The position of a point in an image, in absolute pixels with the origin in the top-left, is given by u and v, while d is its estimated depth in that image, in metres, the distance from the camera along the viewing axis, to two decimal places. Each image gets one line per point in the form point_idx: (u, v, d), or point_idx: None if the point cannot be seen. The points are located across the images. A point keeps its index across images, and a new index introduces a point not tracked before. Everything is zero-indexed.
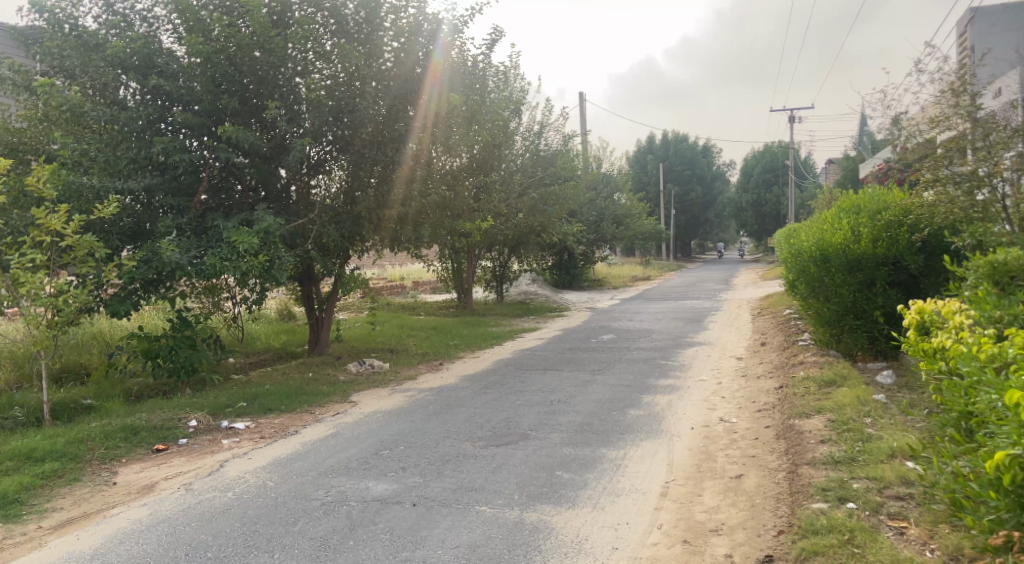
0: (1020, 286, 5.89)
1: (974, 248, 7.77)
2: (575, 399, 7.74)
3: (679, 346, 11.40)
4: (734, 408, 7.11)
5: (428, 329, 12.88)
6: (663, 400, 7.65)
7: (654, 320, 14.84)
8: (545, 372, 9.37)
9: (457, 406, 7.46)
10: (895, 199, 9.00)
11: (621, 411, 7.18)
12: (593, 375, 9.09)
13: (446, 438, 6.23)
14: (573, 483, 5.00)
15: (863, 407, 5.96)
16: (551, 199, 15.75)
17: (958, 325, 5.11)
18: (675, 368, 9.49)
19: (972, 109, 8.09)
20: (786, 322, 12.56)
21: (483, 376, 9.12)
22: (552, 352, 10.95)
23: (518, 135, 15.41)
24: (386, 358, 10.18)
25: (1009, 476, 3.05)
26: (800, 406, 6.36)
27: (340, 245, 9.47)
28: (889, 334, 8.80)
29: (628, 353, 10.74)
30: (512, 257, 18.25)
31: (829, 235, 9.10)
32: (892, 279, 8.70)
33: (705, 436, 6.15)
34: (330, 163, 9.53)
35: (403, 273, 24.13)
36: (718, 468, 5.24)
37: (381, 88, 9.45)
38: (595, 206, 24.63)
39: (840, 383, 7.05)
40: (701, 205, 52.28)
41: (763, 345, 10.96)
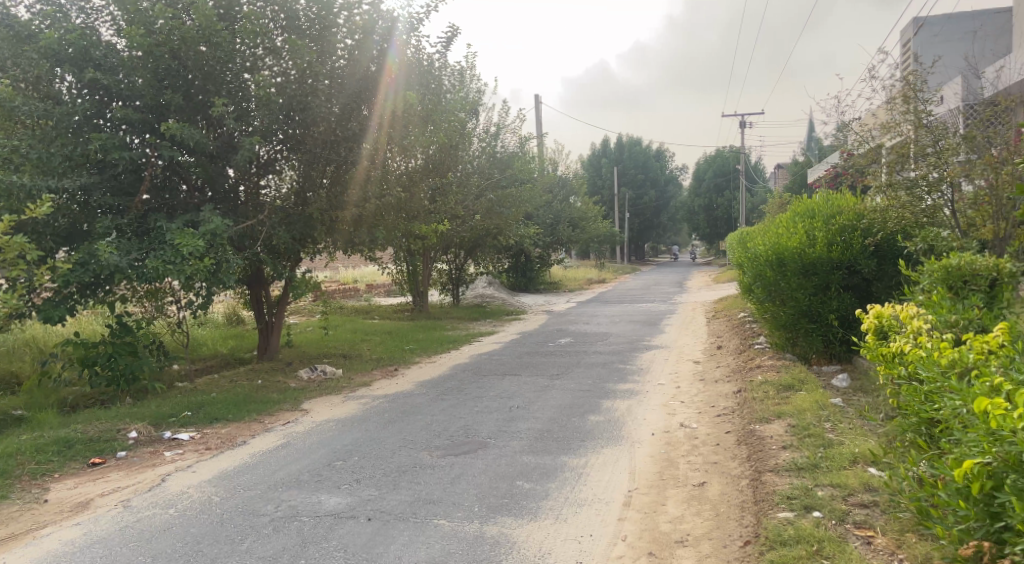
0: (973, 291, 5.95)
1: (926, 252, 7.89)
2: (534, 405, 7.61)
3: (636, 350, 11.37)
4: (694, 413, 7.06)
5: (383, 333, 12.63)
6: (623, 405, 7.57)
7: (611, 323, 14.84)
8: (502, 378, 9.22)
9: (413, 414, 7.26)
10: (849, 204, 9.10)
11: (581, 417, 7.07)
12: (551, 380, 8.98)
13: (402, 448, 6.03)
14: (534, 494, 4.85)
15: (822, 411, 5.96)
16: (507, 201, 15.63)
17: (916, 329, 5.12)
18: (633, 372, 9.44)
19: (924, 115, 8.21)
20: (740, 325, 12.65)
21: (440, 382, 8.94)
22: (509, 357, 10.81)
23: (474, 136, 15.25)
24: (339, 363, 9.91)
25: (979, 486, 3.01)
26: (759, 411, 6.34)
27: (291, 248, 9.19)
28: (844, 338, 8.88)
29: (586, 357, 10.67)
30: (469, 259, 18.07)
31: (784, 239, 9.15)
32: (847, 283, 8.78)
33: (666, 443, 6.08)
34: (279, 163, 9.25)
35: (357, 276, 23.75)
36: (680, 475, 5.16)
37: (334, 86, 9.20)
38: (551, 209, 24.59)
39: (798, 387, 7.06)
40: (655, 209, 52.80)
41: (720, 348, 10.99)
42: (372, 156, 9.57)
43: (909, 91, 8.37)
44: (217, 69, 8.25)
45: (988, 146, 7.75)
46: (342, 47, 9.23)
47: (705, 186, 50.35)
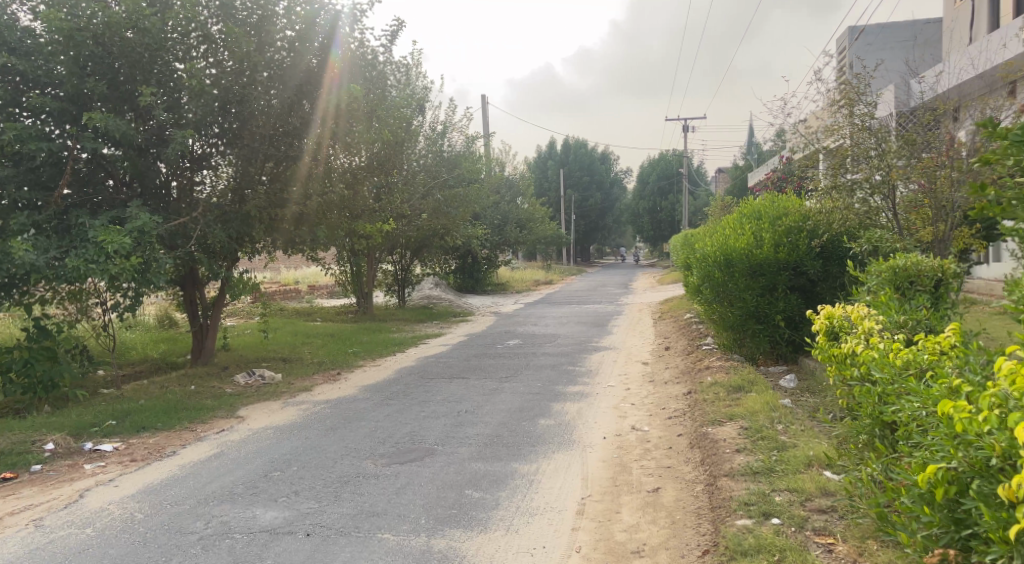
0: (919, 291, 5.94)
1: (870, 253, 7.96)
2: (483, 409, 7.40)
3: (585, 352, 11.26)
4: (645, 415, 6.95)
5: (325, 336, 12.24)
6: (573, 408, 7.42)
7: (559, 325, 14.72)
8: (450, 381, 8.98)
9: (357, 420, 6.97)
10: (795, 205, 9.16)
11: (531, 421, 6.89)
12: (500, 383, 8.79)
13: (345, 456, 5.75)
14: (483, 504, 4.64)
15: (773, 413, 5.90)
16: (455, 201, 15.37)
17: (867, 331, 5.09)
18: (582, 374, 9.32)
19: (868, 118, 8.29)
20: (688, 325, 12.67)
21: (384, 386, 8.64)
22: (456, 360, 10.57)
23: (421, 135, 14.96)
24: (278, 367, 9.52)
25: (943, 491, 2.91)
26: (711, 413, 6.25)
27: (227, 247, 8.78)
28: (790, 338, 8.91)
29: (535, 359, 10.51)
30: (414, 260, 17.75)
31: (731, 240, 9.15)
32: (793, 283, 8.82)
33: (618, 447, 5.94)
34: (213, 157, 8.84)
35: (299, 277, 23.15)
36: (634, 481, 5.02)
37: (273, 77, 8.83)
38: (499, 209, 24.41)
39: (748, 388, 7.01)
40: (600, 211, 53.16)
41: (668, 349, 10.96)
42: (314, 151, 9.25)
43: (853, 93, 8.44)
44: (146, 57, 7.83)
45: (930, 149, 7.86)
46: (282, 38, 8.85)
47: (650, 189, 50.89)
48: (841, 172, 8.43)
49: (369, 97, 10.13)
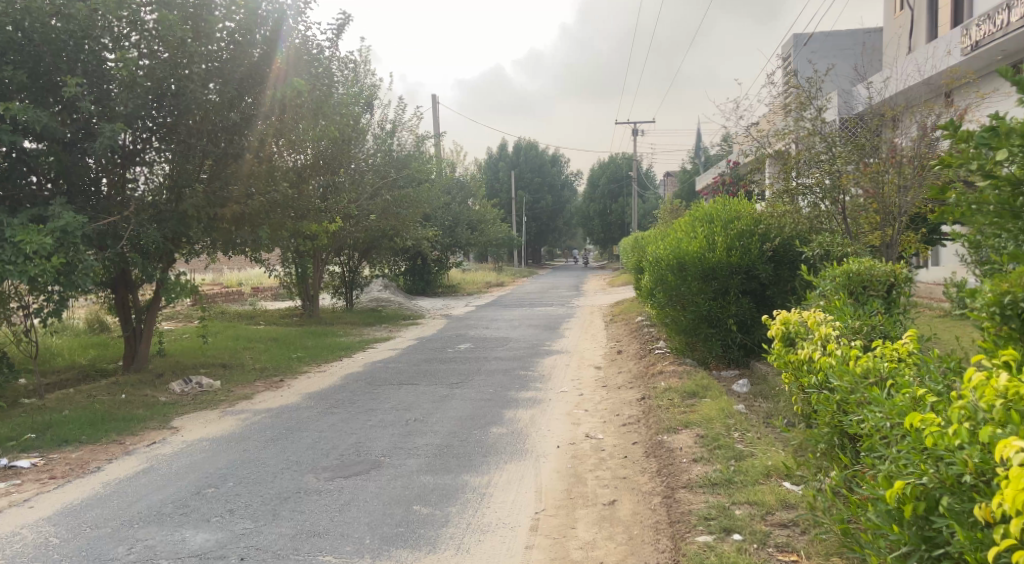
0: (873, 296, 5.90)
1: (820, 258, 7.96)
2: (432, 417, 7.14)
3: (537, 355, 11.09)
4: (599, 422, 6.79)
5: (268, 341, 11.79)
6: (525, 415, 7.22)
7: (511, 328, 14.53)
8: (398, 388, 8.69)
9: (299, 430, 6.64)
10: (747, 208, 9.09)
11: (482, 430, 6.67)
12: (451, 389, 8.54)
13: (285, 470, 5.45)
14: (432, 521, 4.40)
15: (728, 420, 5.80)
16: (404, 201, 15.06)
17: (823, 337, 5.02)
18: (534, 379, 9.13)
19: (819, 122, 8.30)
20: (639, 328, 12.60)
21: (329, 394, 8.32)
22: (405, 365, 10.28)
23: (369, 133, 14.62)
24: (217, 374, 9.09)
25: (912, 508, 2.80)
26: (666, 420, 6.12)
27: (162, 248, 8.34)
28: (742, 342, 8.88)
29: (486, 364, 10.29)
30: (363, 261, 17.37)
31: (684, 243, 9.06)
32: (745, 287, 8.78)
33: (572, 456, 5.76)
34: (147, 152, 8.43)
35: (242, 279, 22.50)
36: (589, 493, 4.85)
37: (212, 70, 8.43)
38: (449, 211, 24.11)
39: (702, 394, 6.92)
40: (551, 213, 53.22)
41: (620, 353, 10.86)
42: (257, 148, 8.95)
43: (804, 97, 8.44)
44: (71, 45, 7.38)
45: (879, 154, 7.91)
46: (222, 29, 8.43)
47: (600, 191, 51.14)
48: (793, 176, 8.42)
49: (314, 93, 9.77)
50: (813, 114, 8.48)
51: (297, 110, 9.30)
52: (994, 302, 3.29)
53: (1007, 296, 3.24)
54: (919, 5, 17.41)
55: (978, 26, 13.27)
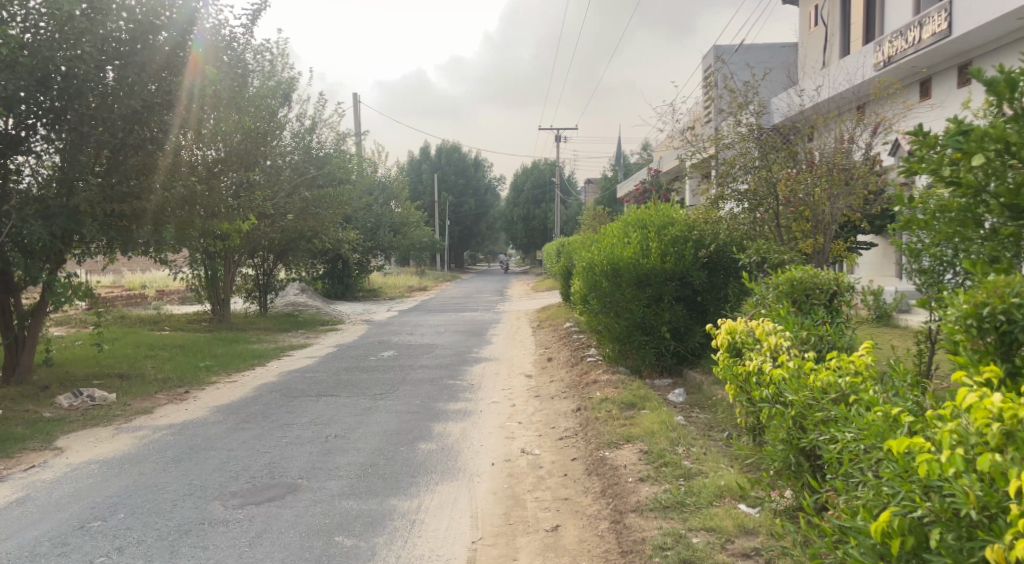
0: (816, 305, 5.71)
1: (756, 265, 7.82)
2: (354, 433, 6.63)
3: (464, 363, 10.64)
4: (534, 436, 6.42)
5: (173, 348, 10.94)
6: (455, 429, 6.79)
7: (436, 334, 14.02)
8: (317, 399, 8.10)
9: (205, 450, 6.02)
10: (679, 214, 8.95)
11: (410, 446, 6.20)
12: (374, 401, 8.03)
13: (187, 497, 4.85)
14: (356, 555, 3.92)
15: (671, 433, 5.54)
16: (324, 201, 14.36)
17: (772, 347, 4.80)
18: (462, 389, 8.71)
19: (754, 127, 8.17)
20: (569, 335, 12.33)
21: (240, 407, 7.67)
22: (324, 374, 9.66)
23: (287, 128, 13.85)
24: (113, 386, 8.29)
25: (900, 544, 2.53)
26: (606, 435, 5.81)
27: (50, 247, 7.51)
28: (675, 349, 8.69)
29: (411, 373, 9.79)
30: (279, 263, 16.53)
31: (617, 249, 8.82)
32: (679, 294, 8.60)
33: (508, 475, 5.36)
34: (34, 141, 7.62)
35: (145, 281, 21.13)
36: (529, 517, 4.48)
37: (109, 52, 7.65)
38: (371, 212, 23.38)
39: (641, 405, 6.64)
40: (474, 217, 52.82)
41: (550, 361, 10.54)
42: (159, 140, 8.25)
43: (741, 101, 8.29)
44: None
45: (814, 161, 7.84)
46: (120, 7, 7.65)
47: (523, 196, 51.05)
48: (728, 182, 8.28)
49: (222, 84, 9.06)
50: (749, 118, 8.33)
51: (206, 101, 8.61)
52: (970, 314, 3.09)
53: (987, 307, 3.03)
54: (833, 22, 17.89)
55: (891, 42, 13.72)
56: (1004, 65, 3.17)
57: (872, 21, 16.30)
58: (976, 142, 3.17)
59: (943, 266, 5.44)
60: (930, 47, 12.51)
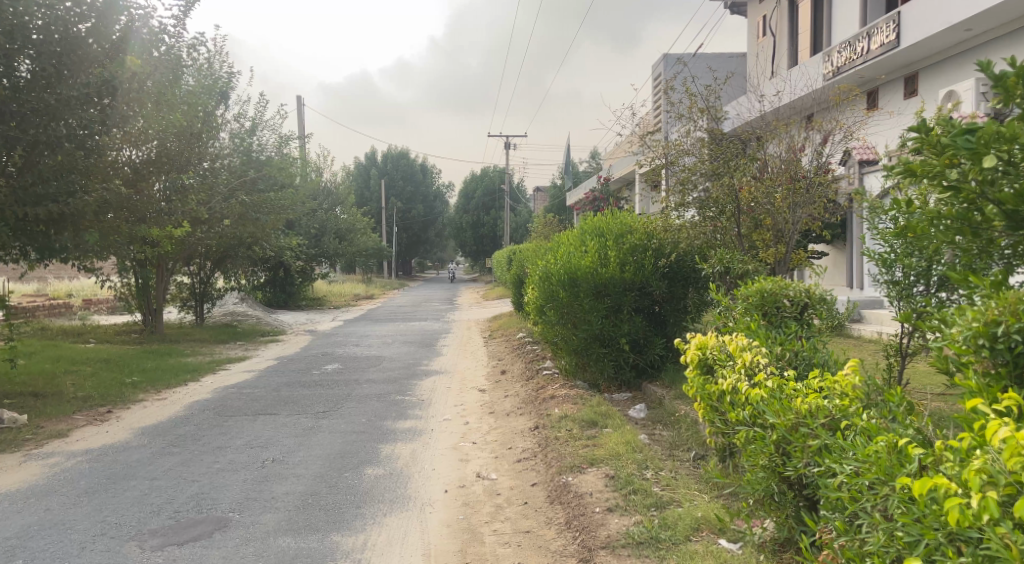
0: (787, 318, 5.42)
1: (719, 275, 7.56)
2: (295, 457, 6.12)
3: (413, 377, 10.16)
4: (490, 458, 6.02)
5: (97, 362, 10.19)
6: (404, 451, 6.34)
7: (383, 345, 13.48)
8: (254, 419, 7.53)
9: (125, 479, 5.44)
10: (638, 221, 8.66)
11: (354, 472, 5.72)
12: (316, 419, 7.50)
13: (99, 537, 4.30)
14: None
15: (638, 455, 5.21)
16: (264, 207, 13.68)
17: (747, 365, 4.48)
18: (411, 405, 8.23)
19: (715, 132, 7.93)
20: (521, 346, 11.95)
21: (168, 429, 7.07)
22: (264, 390, 9.06)
23: (225, 128, 13.16)
24: (25, 407, 7.58)
25: None
26: (567, 457, 5.43)
27: None
28: (634, 362, 8.35)
29: (357, 388, 9.28)
30: (217, 271, 15.76)
31: (574, 258, 8.49)
32: (638, 305, 8.29)
33: (462, 504, 4.95)
34: None
35: (71, 290, 20.01)
36: (487, 553, 4.09)
37: (20, 40, 7.02)
38: (315, 219, 22.63)
39: (602, 423, 6.29)
40: (423, 223, 52.14)
41: (504, 374, 10.13)
42: (77, 136, 7.50)
43: (702, 106, 8.03)
44: None
45: (775, 170, 7.63)
46: None
47: (473, 203, 50.66)
48: (689, 189, 8.00)
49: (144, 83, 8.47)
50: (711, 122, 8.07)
51: (127, 96, 7.97)
52: (981, 333, 2.77)
53: (1000, 326, 2.73)
54: (781, 33, 18.03)
55: (839, 53, 13.76)
56: (1015, 59, 2.88)
57: (819, 32, 16.41)
58: (985, 142, 2.87)
59: (916, 278, 5.21)
60: (877, 57, 12.56)
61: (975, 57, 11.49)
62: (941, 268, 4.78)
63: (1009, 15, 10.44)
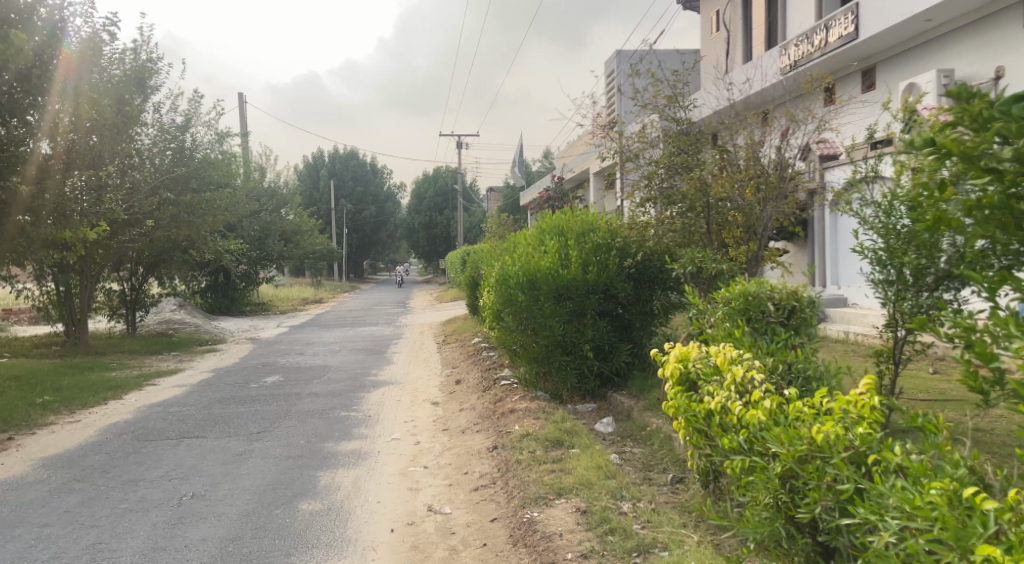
0: (773, 325, 4.83)
1: (690, 276, 7.01)
2: (219, 490, 5.34)
3: (359, 389, 9.40)
4: (443, 486, 5.34)
5: (7, 380, 9.20)
6: (346, 480, 5.61)
7: (329, 353, 12.66)
8: (177, 443, 6.68)
9: (9, 528, 4.61)
10: (601, 219, 8.07)
11: (286, 508, 4.97)
12: (249, 443, 6.71)
13: None
14: None
15: (612, 484, 4.59)
16: (199, 208, 12.77)
17: (738, 381, 3.89)
18: (357, 423, 7.48)
19: (682, 122, 7.36)
20: (477, 353, 11.27)
21: (75, 458, 6.21)
22: (193, 409, 8.19)
23: (152, 123, 12.20)
24: None
25: None
26: (531, 487, 4.79)
27: None
28: (599, 370, 7.73)
29: (298, 403, 8.49)
30: (150, 276, 14.73)
31: (533, 259, 7.84)
32: (602, 309, 7.67)
33: (411, 547, 4.27)
34: None
35: None
36: None
37: None
38: (257, 220, 21.59)
39: (568, 443, 5.65)
40: (374, 224, 51.04)
41: (458, 383, 9.43)
42: None
43: (668, 94, 7.45)
44: None
45: (746, 163, 7.10)
46: None
47: (425, 204, 49.74)
48: (656, 182, 7.42)
49: (34, 67, 7.68)
50: (679, 111, 7.49)
51: None
52: None
53: None
54: (735, 28, 17.69)
55: (797, 46, 13.25)
56: None
57: (773, 26, 16.08)
58: None
59: (914, 278, 4.72)
60: (837, 49, 12.14)
61: (931, 51, 11.20)
62: (958, 265, 4.36)
63: (971, 4, 10.03)
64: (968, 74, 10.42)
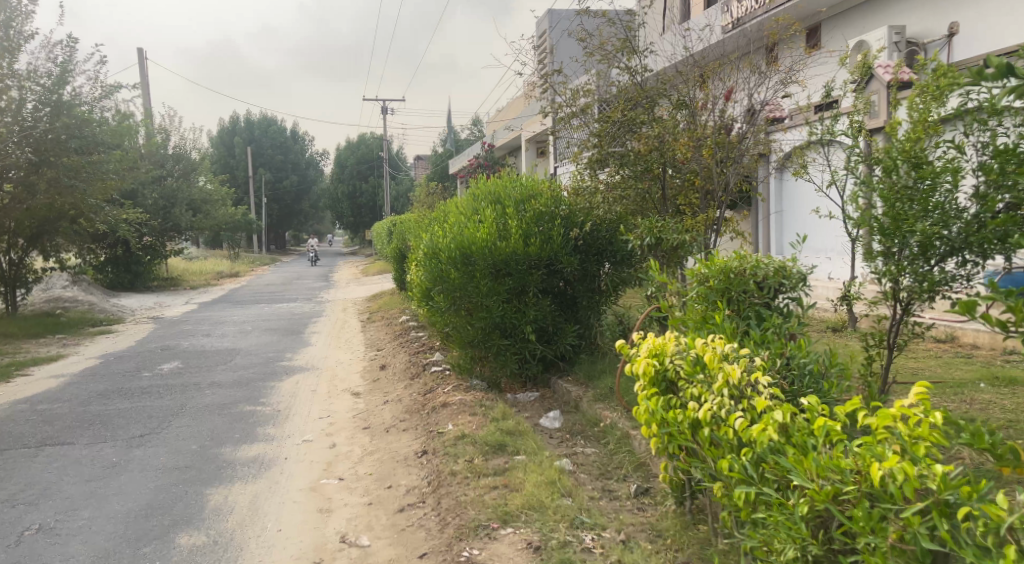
0: (759, 307, 4.02)
1: (647, 248, 6.18)
2: (74, 520, 4.25)
3: (269, 377, 8.29)
4: (361, 506, 4.39)
5: None
6: (240, 499, 4.59)
7: (238, 334, 11.42)
8: (35, 455, 5.49)
9: None
10: (543, 186, 7.17)
11: (159, 543, 3.94)
12: (128, 450, 5.58)
13: None
14: None
15: (570, 509, 3.73)
16: (83, 173, 11.27)
17: (732, 384, 3.00)
18: (262, 420, 6.43)
19: (637, 73, 6.48)
20: (404, 333, 10.26)
21: None
22: (66, 406, 6.95)
23: (20, 72, 10.62)
24: None
25: None
26: (470, 510, 3.90)
27: None
28: (542, 355, 6.86)
29: (195, 396, 7.35)
30: (32, 249, 12.96)
31: (467, 229, 6.86)
32: (545, 286, 6.78)
33: None
34: None
35: None
36: None
37: None
38: (162, 187, 19.85)
39: (512, 449, 4.77)
40: (296, 193, 48.83)
41: (383, 369, 8.45)
42: None
43: (621, 39, 6.56)
44: None
45: (709, 121, 6.29)
46: None
47: (348, 171, 47.85)
48: (609, 142, 6.52)
49: None
50: (635, 62, 6.59)
51: None
52: None
53: None
54: None
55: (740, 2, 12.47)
56: None
57: None
58: None
59: (922, 249, 4.01)
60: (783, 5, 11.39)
61: (878, 8, 10.58)
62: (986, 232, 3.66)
63: None
64: (919, 32, 9.86)
